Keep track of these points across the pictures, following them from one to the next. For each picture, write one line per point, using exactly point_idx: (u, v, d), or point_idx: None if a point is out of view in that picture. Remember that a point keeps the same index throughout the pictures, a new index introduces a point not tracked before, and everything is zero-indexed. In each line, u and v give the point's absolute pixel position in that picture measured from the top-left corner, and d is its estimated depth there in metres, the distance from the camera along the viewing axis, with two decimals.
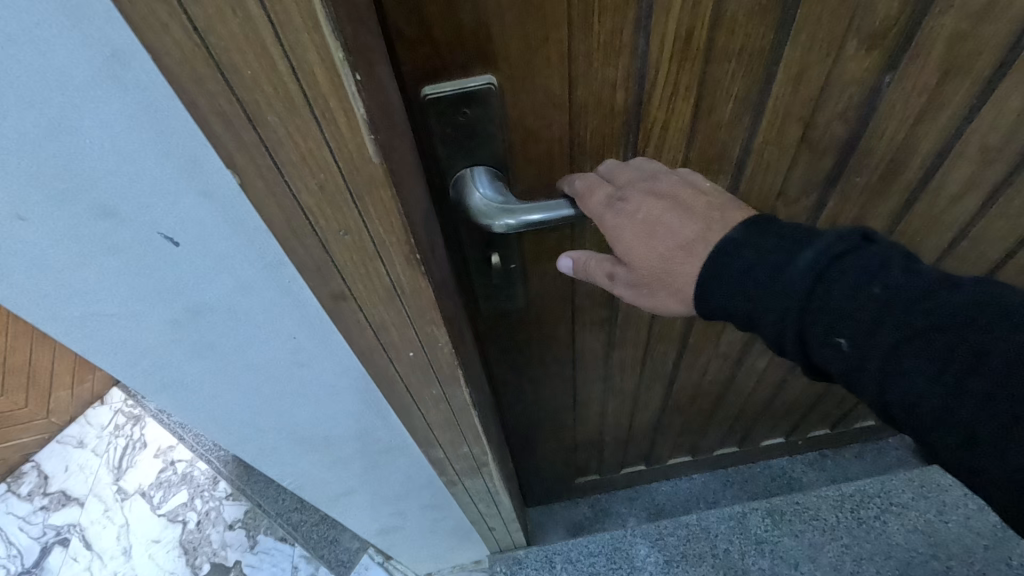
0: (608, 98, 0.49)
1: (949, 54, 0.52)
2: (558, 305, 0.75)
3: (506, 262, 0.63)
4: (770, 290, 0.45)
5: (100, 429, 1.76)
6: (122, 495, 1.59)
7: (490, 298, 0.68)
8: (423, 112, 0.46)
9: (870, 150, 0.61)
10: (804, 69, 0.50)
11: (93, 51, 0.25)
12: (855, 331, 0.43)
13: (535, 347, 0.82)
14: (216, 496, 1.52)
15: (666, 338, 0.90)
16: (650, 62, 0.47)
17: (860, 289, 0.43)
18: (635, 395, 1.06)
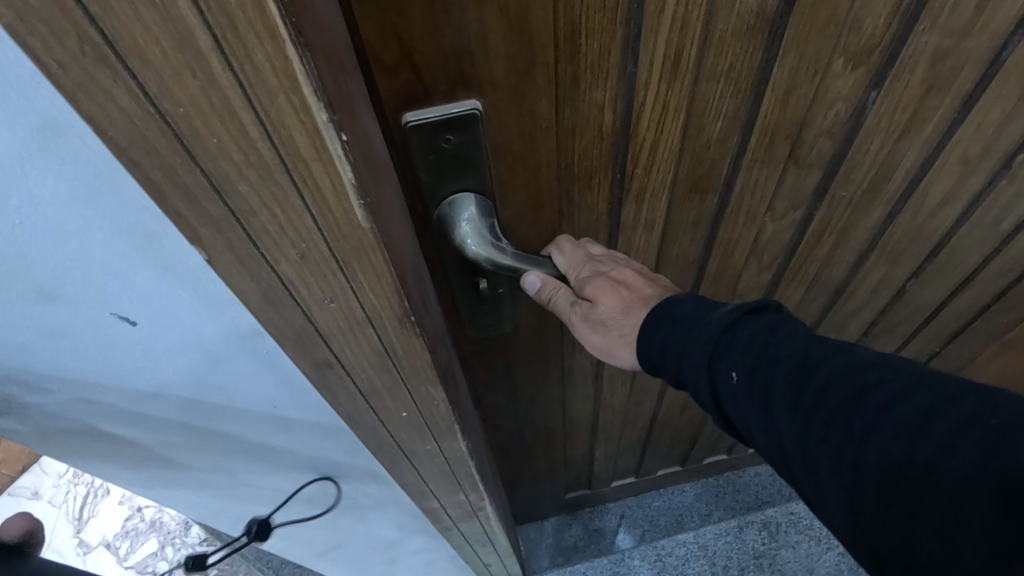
0: (595, 121, 0.48)
1: (932, 71, 0.52)
2: (547, 329, 0.73)
3: (493, 288, 0.60)
4: (694, 335, 0.49)
5: (52, 480, 1.55)
6: (82, 549, 1.46)
7: (478, 326, 0.66)
8: (405, 137, 0.43)
9: (856, 166, 0.61)
10: (792, 87, 0.49)
11: (21, 121, 0.24)
12: (747, 368, 0.46)
13: (525, 370, 0.80)
14: (189, 542, 1.48)
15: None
16: (638, 82, 0.45)
17: (764, 338, 0.46)
18: (626, 411, 1.04)
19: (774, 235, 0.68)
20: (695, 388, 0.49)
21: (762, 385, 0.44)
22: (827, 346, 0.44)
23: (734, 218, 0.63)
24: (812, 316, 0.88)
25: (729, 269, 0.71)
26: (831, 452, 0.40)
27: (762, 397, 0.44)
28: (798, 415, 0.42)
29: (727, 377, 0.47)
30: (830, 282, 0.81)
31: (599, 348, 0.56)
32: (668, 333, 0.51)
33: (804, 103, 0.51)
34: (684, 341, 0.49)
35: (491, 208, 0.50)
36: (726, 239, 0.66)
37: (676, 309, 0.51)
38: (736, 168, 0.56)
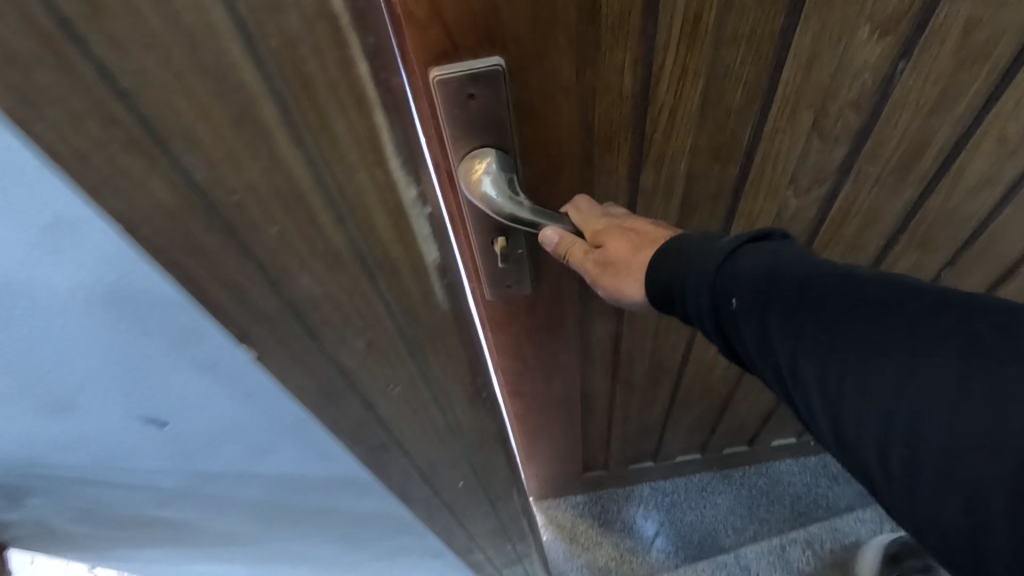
0: (616, 83, 0.49)
1: (963, 43, 0.51)
2: (565, 297, 0.75)
3: (512, 245, 0.62)
4: (696, 269, 0.48)
5: None
6: None
7: (498, 286, 0.69)
8: (432, 90, 0.46)
9: (885, 141, 0.60)
10: (814, 55, 0.50)
11: (28, 223, 0.19)
12: (745, 294, 0.44)
13: (543, 339, 0.83)
14: None
15: (674, 331, 0.90)
16: (657, 45, 0.47)
17: (764, 264, 0.45)
18: (644, 390, 1.06)
19: (799, 212, 0.68)
20: (694, 316, 0.49)
21: (759, 313, 0.43)
22: (822, 271, 0.42)
23: (755, 191, 0.64)
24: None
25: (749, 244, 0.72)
26: (827, 380, 0.39)
27: (757, 325, 0.43)
28: (794, 342, 0.41)
29: (726, 306, 0.46)
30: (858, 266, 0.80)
31: (609, 288, 0.57)
32: (673, 263, 0.51)
33: (827, 73, 0.52)
34: (687, 270, 0.49)
35: (512, 166, 0.53)
36: (748, 213, 0.66)
37: (681, 242, 0.51)
38: (756, 138, 0.57)
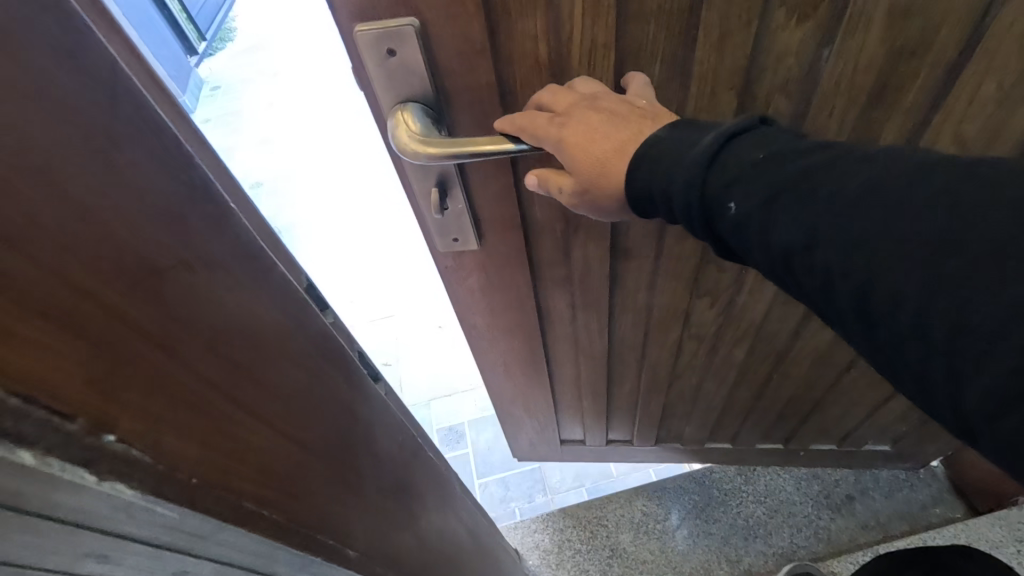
0: (531, 50, 0.53)
1: (893, 33, 0.50)
2: (516, 263, 0.80)
3: (450, 202, 0.68)
4: (689, 161, 0.46)
5: None
6: None
7: (446, 239, 0.75)
8: (356, 44, 0.52)
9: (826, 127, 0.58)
10: (726, 36, 0.51)
11: None
12: (743, 191, 0.43)
13: (500, 303, 0.89)
14: None
15: (636, 309, 0.92)
16: (564, 15, 0.50)
17: (757, 159, 0.43)
18: (609, 365, 1.09)
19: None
20: (691, 223, 0.47)
21: (761, 205, 0.42)
22: (808, 157, 0.42)
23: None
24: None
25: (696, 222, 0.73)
26: (843, 257, 0.38)
27: (759, 219, 0.42)
28: (804, 228, 0.40)
29: (724, 209, 0.44)
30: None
31: (579, 189, 0.55)
32: (665, 167, 0.48)
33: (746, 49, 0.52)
34: (676, 169, 0.47)
35: (437, 116, 0.57)
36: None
37: (654, 146, 0.49)
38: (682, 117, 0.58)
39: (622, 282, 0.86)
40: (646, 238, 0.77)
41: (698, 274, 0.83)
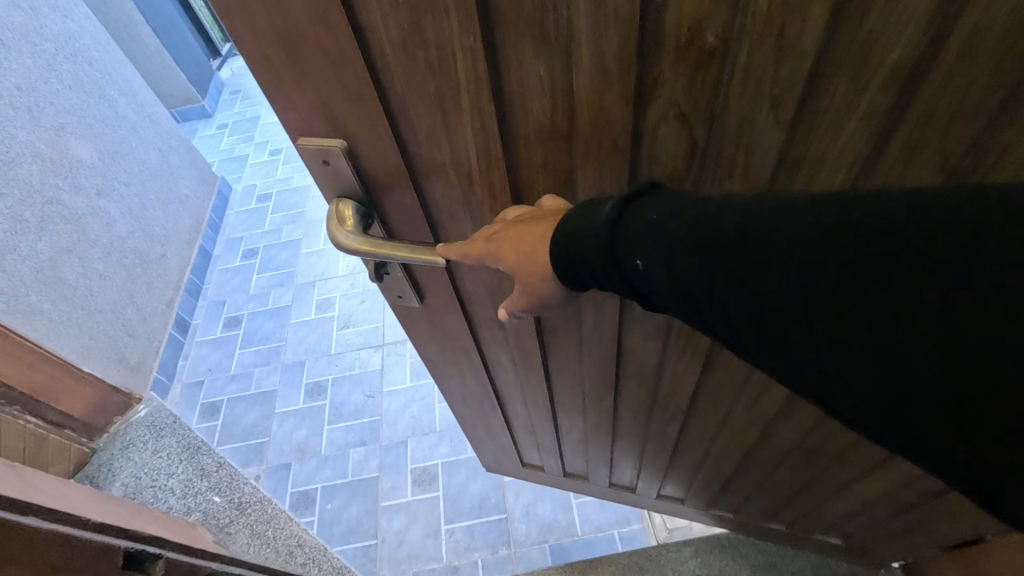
0: (390, 185, 0.45)
1: None
2: (456, 334, 0.73)
3: (389, 269, 0.60)
4: (586, 223, 0.34)
5: (126, 329, 1.41)
6: (201, 415, 1.47)
7: (390, 295, 0.67)
8: None
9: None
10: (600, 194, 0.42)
11: None
12: (648, 252, 0.30)
13: (442, 371, 0.84)
14: (211, 423, 1.45)
15: (579, 410, 0.85)
16: (420, 153, 0.43)
17: (662, 216, 0.30)
18: (559, 452, 1.01)
19: (656, 338, 0.64)
20: (601, 276, 0.34)
21: (666, 260, 0.29)
22: (714, 198, 0.29)
23: (599, 310, 0.62)
24: (744, 441, 0.79)
25: (619, 349, 0.68)
26: (750, 310, 0.26)
27: (664, 274, 0.29)
28: (707, 272, 0.27)
29: (631, 270, 0.31)
30: (756, 413, 0.71)
31: (538, 296, 0.43)
32: (568, 231, 0.35)
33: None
34: (581, 238, 0.34)
35: (368, 211, 0.47)
36: (600, 328, 0.64)
37: (563, 226, 0.36)
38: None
39: (557, 381, 0.80)
40: (569, 351, 0.72)
41: (619, 395, 0.78)
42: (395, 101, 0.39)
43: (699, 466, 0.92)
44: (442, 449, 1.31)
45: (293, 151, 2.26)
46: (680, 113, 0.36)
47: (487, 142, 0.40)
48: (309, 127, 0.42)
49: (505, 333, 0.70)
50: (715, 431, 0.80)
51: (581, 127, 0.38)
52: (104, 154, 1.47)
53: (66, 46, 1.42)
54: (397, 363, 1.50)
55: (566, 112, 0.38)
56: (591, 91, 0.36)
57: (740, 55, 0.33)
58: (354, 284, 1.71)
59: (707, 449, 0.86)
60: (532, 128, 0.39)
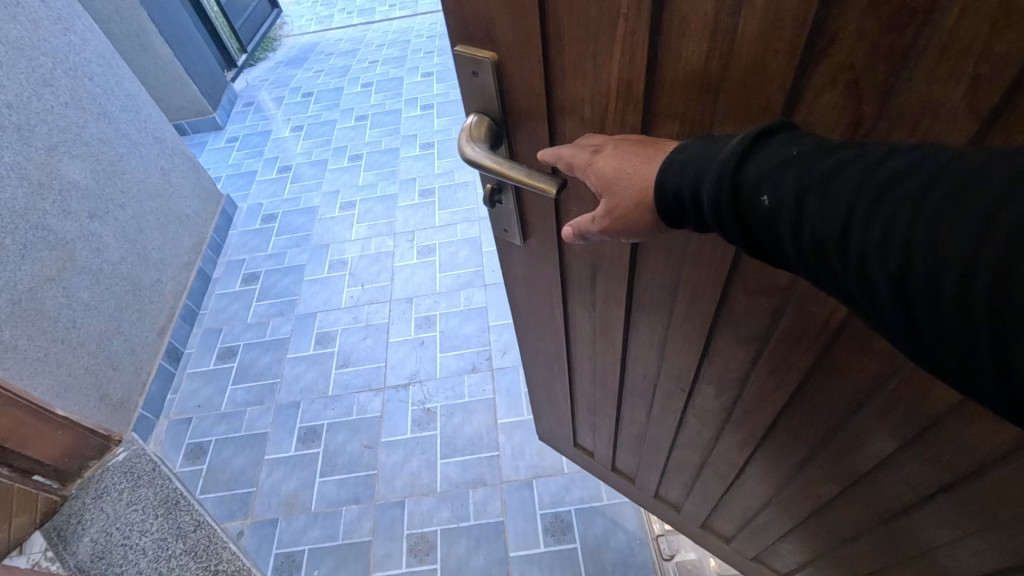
0: (532, 108, 0.45)
1: None
2: (549, 284, 0.70)
3: (502, 198, 0.59)
4: (710, 156, 0.33)
5: (109, 364, 1.32)
6: (184, 461, 1.36)
7: (497, 226, 0.66)
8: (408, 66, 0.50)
9: (823, 331, 0.45)
10: None
11: None
12: (776, 183, 0.30)
13: (528, 321, 0.82)
14: (196, 466, 1.35)
15: (640, 404, 0.80)
16: (566, 80, 0.41)
17: (800, 151, 0.29)
18: (616, 439, 0.95)
19: (749, 347, 0.54)
20: (709, 216, 0.33)
21: (801, 197, 0.29)
22: (858, 143, 0.29)
23: (692, 302, 0.54)
24: (808, 501, 0.67)
25: (705, 349, 0.59)
26: (888, 247, 0.25)
27: (794, 208, 0.29)
28: (845, 208, 0.27)
29: (752, 201, 0.31)
30: (834, 468, 0.59)
31: (610, 225, 0.41)
32: (684, 162, 0.35)
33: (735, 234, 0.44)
34: (702, 171, 0.33)
35: (498, 136, 0.49)
36: (690, 320, 0.57)
37: (684, 151, 0.35)
38: (684, 260, 0.50)
39: (632, 363, 0.72)
40: (653, 337, 0.64)
41: (693, 401, 0.69)
42: (556, 22, 0.38)
43: (751, 511, 0.81)
44: (442, 513, 1.19)
45: (302, 170, 2.18)
46: (853, 83, 0.30)
47: (630, 78, 0.38)
48: (472, 34, 0.43)
49: (593, 297, 0.65)
50: (779, 477, 0.68)
51: (732, 77, 0.34)
52: (99, 174, 1.39)
53: (65, 61, 1.34)
54: (399, 410, 1.38)
55: (717, 58, 0.33)
56: (753, 36, 0.31)
57: (943, 20, 0.25)
58: (358, 317, 1.61)
59: (764, 493, 0.74)
60: (679, 72, 0.36)
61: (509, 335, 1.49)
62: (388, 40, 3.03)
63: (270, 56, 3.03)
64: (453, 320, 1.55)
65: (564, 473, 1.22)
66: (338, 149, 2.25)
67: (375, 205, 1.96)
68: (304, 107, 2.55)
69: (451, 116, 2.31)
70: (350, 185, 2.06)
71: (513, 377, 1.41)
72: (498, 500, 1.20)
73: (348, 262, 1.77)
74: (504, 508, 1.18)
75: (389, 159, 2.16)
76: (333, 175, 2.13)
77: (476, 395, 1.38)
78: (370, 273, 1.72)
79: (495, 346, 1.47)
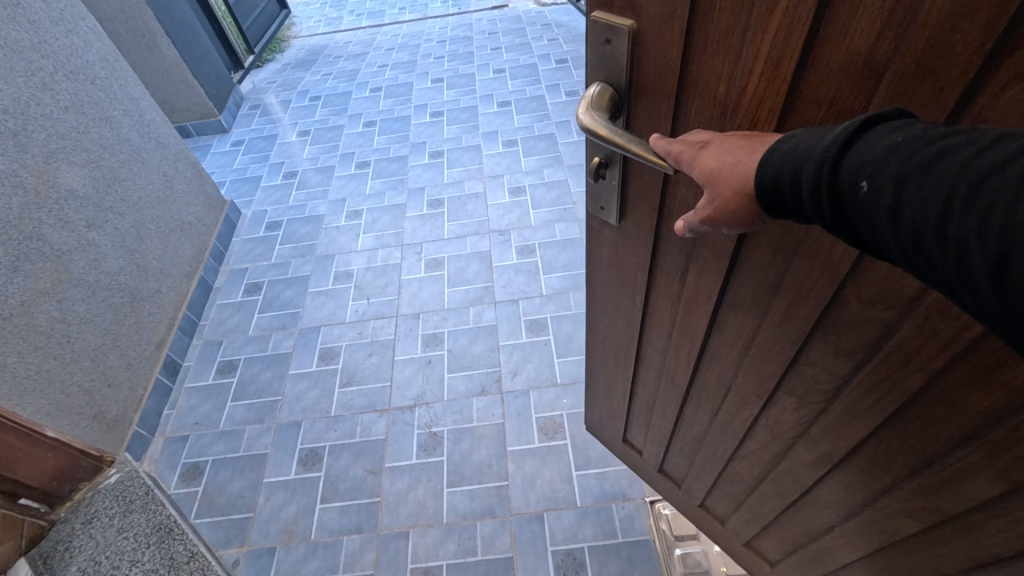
0: (660, 83, 0.43)
1: None
2: (635, 270, 0.69)
3: (607, 173, 0.58)
4: (813, 143, 0.31)
5: (105, 381, 1.26)
6: (178, 483, 1.30)
7: (594, 203, 0.65)
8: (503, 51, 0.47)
9: (944, 351, 0.41)
10: None
11: None
12: (879, 172, 0.28)
13: (605, 306, 0.83)
14: (191, 488, 1.29)
15: (707, 404, 0.78)
16: (705, 55, 0.39)
17: (911, 139, 0.27)
18: (671, 438, 0.94)
19: (848, 360, 0.50)
20: (808, 204, 0.31)
21: (906, 188, 0.27)
22: (982, 129, 0.26)
23: (794, 304, 0.51)
24: (876, 535, 0.62)
25: (795, 354, 0.56)
26: (988, 234, 0.24)
27: (891, 195, 0.27)
28: (946, 193, 0.25)
29: (852, 189, 0.29)
30: (919, 505, 0.54)
31: (714, 219, 0.40)
32: (789, 149, 0.33)
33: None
34: (803, 157, 0.31)
35: (619, 107, 0.47)
36: (785, 323, 0.54)
37: (788, 139, 0.33)
38: (795, 256, 0.47)
39: (709, 359, 0.70)
40: (739, 335, 0.62)
41: (769, 410, 0.66)
42: None
43: (805, 537, 0.76)
44: (449, 547, 1.14)
45: (309, 176, 2.13)
46: None
47: (779, 56, 0.34)
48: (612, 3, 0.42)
49: (682, 289, 0.64)
50: (849, 504, 0.64)
51: (904, 63, 0.29)
52: (99, 182, 1.34)
53: (67, 64, 1.29)
54: (404, 433, 1.33)
55: (889, 39, 0.29)
56: (943, 17, 0.27)
57: None
58: (362, 333, 1.55)
59: (827, 520, 0.70)
60: (839, 54, 0.32)
61: (519, 356, 1.44)
62: (397, 44, 2.99)
63: (278, 58, 2.99)
64: (461, 338, 1.50)
65: (576, 506, 1.16)
66: (346, 156, 2.20)
67: (382, 215, 1.91)
68: (311, 112, 2.50)
69: (461, 124, 2.26)
70: (357, 194, 2.01)
71: (524, 400, 1.35)
72: (507, 534, 1.14)
73: (353, 274, 1.72)
74: (513, 543, 1.12)
75: (397, 167, 2.11)
76: (340, 182, 2.08)
77: (484, 420, 1.33)
78: (376, 286, 1.67)
79: (505, 367, 1.42)
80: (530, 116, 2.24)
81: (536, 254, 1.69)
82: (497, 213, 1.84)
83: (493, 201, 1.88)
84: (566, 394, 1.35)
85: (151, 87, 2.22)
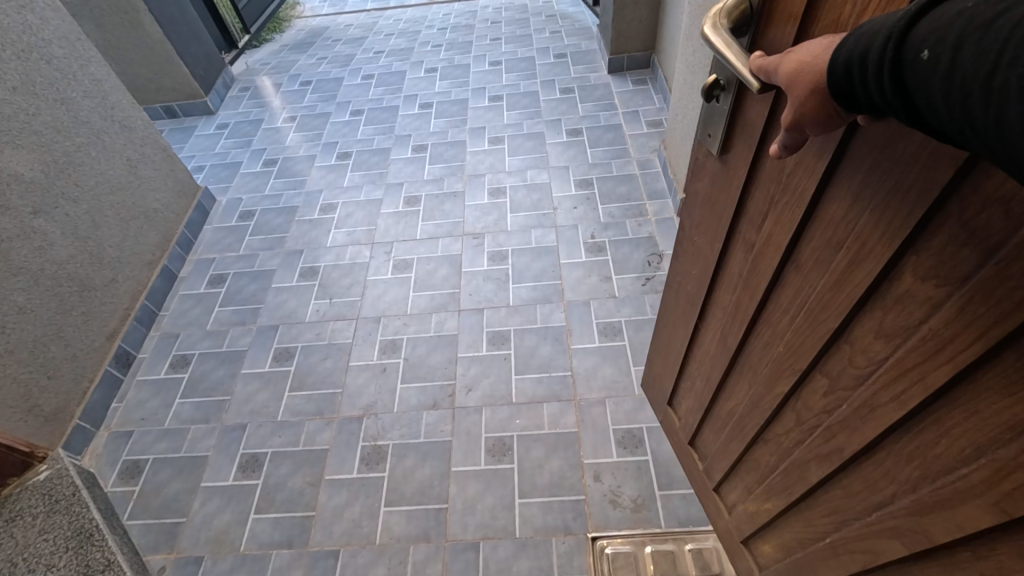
0: None
1: None
2: (722, 215, 0.63)
3: (721, 96, 0.54)
4: (888, 19, 0.29)
5: (44, 373, 1.23)
6: (115, 479, 1.27)
7: (704, 129, 0.61)
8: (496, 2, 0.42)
9: (982, 340, 0.34)
10: None
11: None
12: (945, 38, 0.25)
13: (690, 246, 0.76)
14: (128, 486, 1.26)
15: (747, 377, 0.70)
16: None
17: None
18: (705, 410, 0.88)
19: (886, 344, 0.42)
20: (872, 83, 0.29)
21: (970, 49, 0.24)
22: None
23: (851, 267, 0.43)
24: (858, 555, 0.55)
25: (836, 333, 0.48)
26: None
27: (948, 61, 0.25)
28: (1004, 50, 0.23)
29: (915, 60, 0.27)
30: (908, 527, 0.46)
31: (793, 124, 0.38)
32: (862, 34, 0.30)
33: (942, 186, 0.33)
34: (874, 35, 0.29)
35: (747, 23, 0.45)
36: (838, 292, 0.46)
37: (866, 25, 0.30)
38: (868, 208, 0.40)
39: (760, 329, 0.63)
40: (791, 302, 0.54)
41: (800, 392, 0.58)
42: None
43: (796, 544, 0.69)
44: (377, 570, 1.09)
45: (292, 163, 2.08)
46: None
47: None
48: None
49: (756, 237, 0.57)
50: (843, 514, 0.56)
51: None
52: (50, 166, 1.30)
53: (18, 42, 1.25)
54: (349, 444, 1.28)
55: None
56: None
57: None
58: (321, 334, 1.50)
59: (820, 528, 0.61)
60: None
61: (477, 369, 1.38)
62: (397, 30, 2.90)
63: (277, 38, 2.92)
64: (420, 347, 1.44)
65: (514, 536, 1.10)
66: (329, 145, 2.13)
67: (356, 210, 1.85)
68: (300, 97, 2.43)
69: (448, 118, 2.18)
70: (335, 185, 1.95)
71: (476, 417, 1.29)
72: (439, 561, 1.08)
73: (320, 271, 1.66)
74: (443, 571, 1.07)
75: (378, 160, 2.04)
76: (318, 172, 2.02)
77: (431, 436, 1.27)
78: (341, 285, 1.62)
79: (461, 381, 1.36)
80: (521, 113, 2.14)
81: (508, 261, 1.61)
82: (474, 214, 1.77)
83: (471, 202, 1.81)
84: (520, 414, 1.28)
85: (138, 65, 2.18)
